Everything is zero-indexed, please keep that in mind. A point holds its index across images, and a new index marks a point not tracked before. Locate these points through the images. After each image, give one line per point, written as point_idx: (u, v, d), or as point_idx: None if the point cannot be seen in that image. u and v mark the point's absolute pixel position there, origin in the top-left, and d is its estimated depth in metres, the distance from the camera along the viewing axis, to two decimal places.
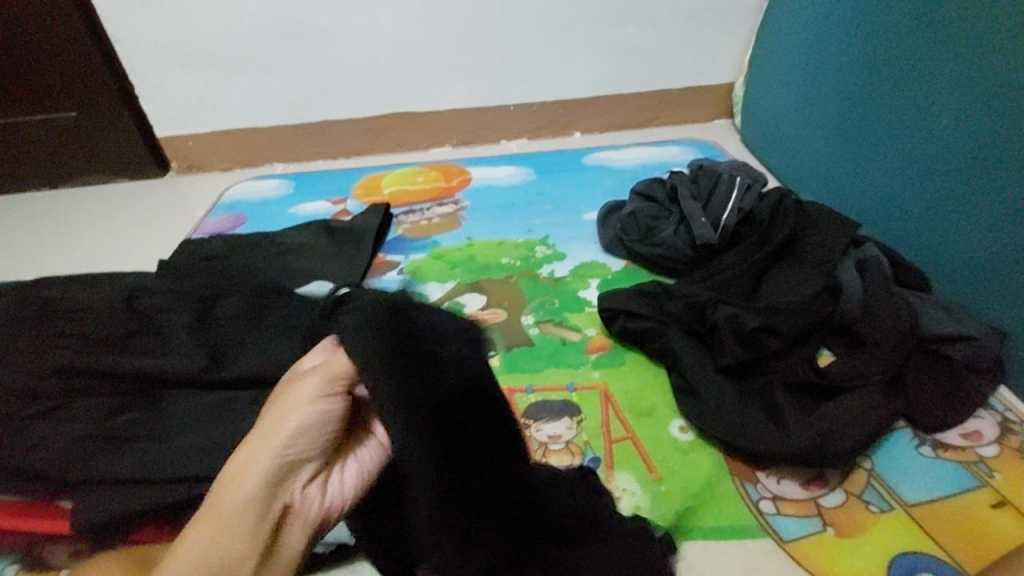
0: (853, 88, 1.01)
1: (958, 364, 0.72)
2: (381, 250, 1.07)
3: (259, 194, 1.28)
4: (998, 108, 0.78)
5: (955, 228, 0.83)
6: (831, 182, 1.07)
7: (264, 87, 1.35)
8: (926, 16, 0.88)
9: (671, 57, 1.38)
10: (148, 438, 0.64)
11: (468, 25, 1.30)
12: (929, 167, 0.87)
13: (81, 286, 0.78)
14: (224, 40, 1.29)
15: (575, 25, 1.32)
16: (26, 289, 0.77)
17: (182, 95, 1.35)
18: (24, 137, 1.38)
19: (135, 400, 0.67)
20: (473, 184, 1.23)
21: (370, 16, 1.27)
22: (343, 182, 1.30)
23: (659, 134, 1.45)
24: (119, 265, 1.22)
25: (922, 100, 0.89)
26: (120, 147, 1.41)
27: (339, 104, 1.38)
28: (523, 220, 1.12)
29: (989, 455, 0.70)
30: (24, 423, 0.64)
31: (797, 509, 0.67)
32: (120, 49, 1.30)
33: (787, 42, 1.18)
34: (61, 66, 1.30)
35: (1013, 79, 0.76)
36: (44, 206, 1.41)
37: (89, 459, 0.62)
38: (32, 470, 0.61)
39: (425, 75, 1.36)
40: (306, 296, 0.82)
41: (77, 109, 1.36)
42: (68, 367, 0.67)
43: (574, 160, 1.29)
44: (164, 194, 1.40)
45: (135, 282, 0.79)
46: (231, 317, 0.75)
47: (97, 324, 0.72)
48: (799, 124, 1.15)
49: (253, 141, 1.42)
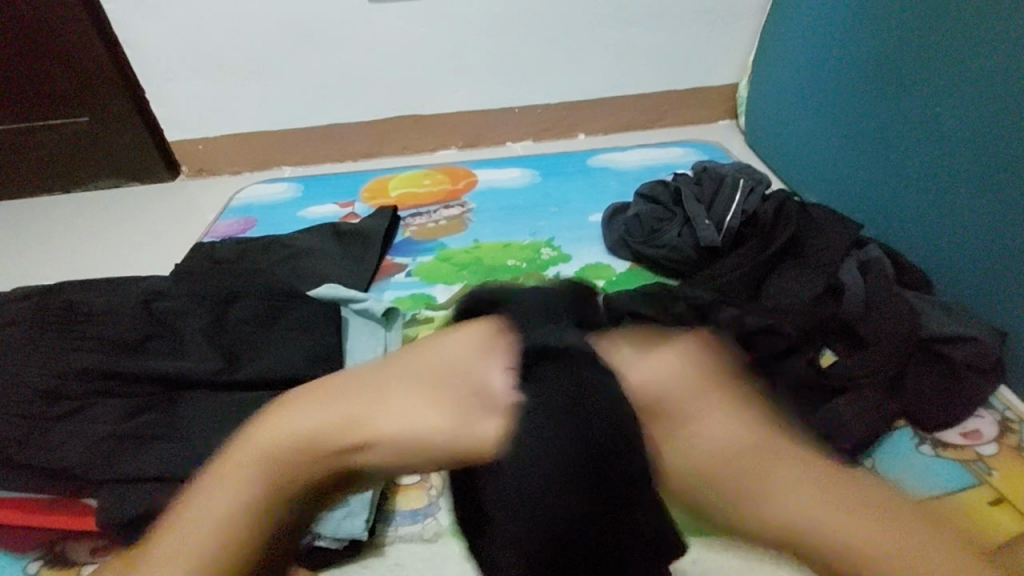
0: (857, 91, 1.02)
1: (957, 363, 0.73)
2: (389, 252, 1.08)
3: (268, 198, 1.30)
4: (996, 117, 0.79)
5: (953, 231, 0.85)
6: (832, 183, 1.08)
7: (272, 92, 1.37)
8: (927, 24, 0.89)
9: (675, 59, 1.39)
10: (167, 437, 0.66)
11: (472, 29, 1.32)
12: (929, 169, 0.88)
13: (99, 289, 0.80)
14: (233, 47, 1.31)
15: (580, 28, 1.33)
16: (46, 292, 0.79)
17: (192, 100, 1.38)
18: (36, 141, 1.41)
19: (155, 401, 0.69)
20: (479, 186, 1.25)
21: (376, 21, 1.29)
22: (352, 184, 1.32)
23: (663, 135, 1.46)
24: (131, 269, 1.24)
25: (923, 107, 0.90)
26: (131, 151, 1.43)
27: (346, 107, 1.40)
28: (528, 222, 1.13)
29: (988, 453, 0.71)
30: (48, 423, 0.66)
31: None
32: (132, 55, 1.32)
33: (790, 47, 1.19)
34: (73, 72, 1.33)
35: (1016, 83, 0.77)
36: (58, 210, 1.44)
37: (112, 458, 0.64)
38: (55, 469, 0.63)
39: (432, 78, 1.38)
40: (316, 298, 0.84)
41: (89, 114, 1.38)
42: (90, 369, 0.69)
43: (579, 162, 1.31)
44: (174, 198, 1.43)
45: (152, 285, 0.81)
46: (245, 319, 0.77)
47: (116, 327, 0.74)
48: (800, 128, 1.17)
49: (262, 144, 1.44)
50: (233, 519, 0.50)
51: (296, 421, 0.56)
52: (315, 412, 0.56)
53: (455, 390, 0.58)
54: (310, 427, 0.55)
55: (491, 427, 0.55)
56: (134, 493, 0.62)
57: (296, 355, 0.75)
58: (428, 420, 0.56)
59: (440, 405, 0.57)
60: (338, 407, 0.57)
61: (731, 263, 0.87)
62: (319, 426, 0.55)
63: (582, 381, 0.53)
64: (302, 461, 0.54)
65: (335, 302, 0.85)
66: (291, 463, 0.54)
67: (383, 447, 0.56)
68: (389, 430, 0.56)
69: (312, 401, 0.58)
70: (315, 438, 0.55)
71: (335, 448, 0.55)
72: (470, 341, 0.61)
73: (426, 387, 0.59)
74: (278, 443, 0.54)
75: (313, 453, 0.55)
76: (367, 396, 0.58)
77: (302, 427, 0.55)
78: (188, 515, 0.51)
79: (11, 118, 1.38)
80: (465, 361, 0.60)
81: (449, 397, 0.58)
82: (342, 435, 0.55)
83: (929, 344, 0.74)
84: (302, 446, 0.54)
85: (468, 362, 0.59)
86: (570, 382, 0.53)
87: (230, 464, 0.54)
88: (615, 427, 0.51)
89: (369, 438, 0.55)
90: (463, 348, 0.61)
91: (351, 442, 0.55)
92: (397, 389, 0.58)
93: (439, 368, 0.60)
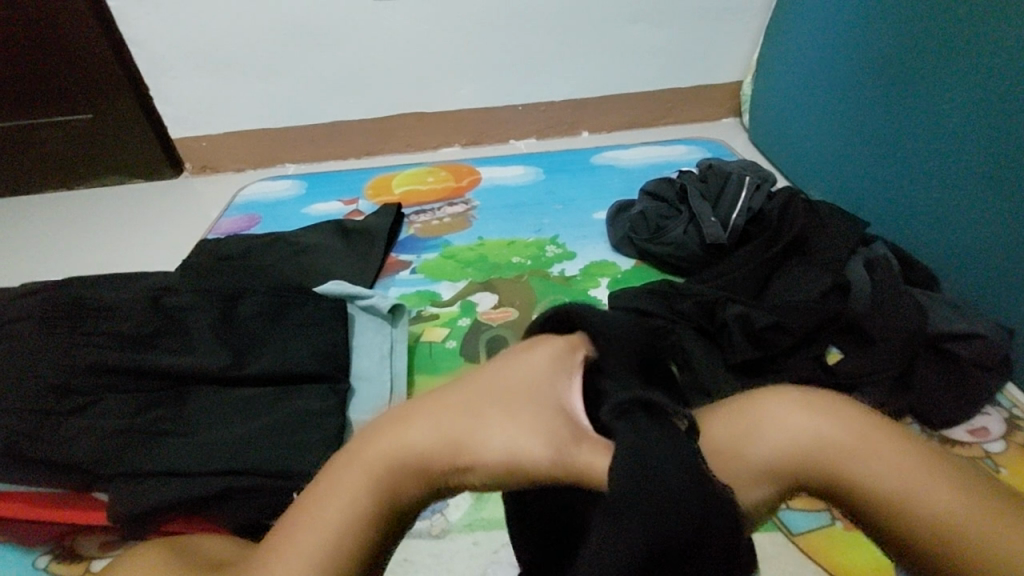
0: (863, 89, 1.02)
1: (964, 361, 0.73)
2: (394, 250, 1.09)
3: (272, 195, 1.30)
4: (1005, 115, 0.79)
5: (960, 229, 0.84)
6: (838, 182, 1.08)
7: (276, 89, 1.37)
8: (935, 23, 0.88)
9: (679, 57, 1.39)
10: (177, 433, 0.67)
11: (477, 27, 1.31)
12: (937, 167, 0.88)
13: (106, 286, 0.80)
14: (237, 44, 1.31)
15: (585, 26, 1.33)
16: (54, 288, 0.79)
17: (197, 97, 1.38)
18: (40, 138, 1.41)
19: (165, 396, 0.69)
20: (483, 184, 1.25)
21: (380, 18, 1.29)
22: (356, 182, 1.32)
23: (667, 133, 1.46)
24: (137, 265, 1.24)
25: (930, 105, 0.89)
26: (135, 148, 1.43)
27: (349, 104, 1.40)
28: (532, 219, 1.13)
29: (996, 451, 0.71)
30: (59, 417, 0.66)
31: (807, 503, 0.66)
32: (136, 52, 1.32)
33: (796, 45, 1.19)
34: (78, 68, 1.33)
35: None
36: (62, 207, 1.44)
37: (122, 453, 0.64)
38: (65, 463, 0.63)
39: (436, 76, 1.38)
40: (322, 294, 0.84)
41: (93, 111, 1.38)
42: (99, 364, 0.69)
43: (583, 160, 1.31)
44: (177, 195, 1.42)
45: (159, 281, 0.81)
46: (252, 315, 0.78)
47: (125, 322, 0.74)
48: (805, 128, 1.16)
49: (266, 142, 1.44)
50: (314, 548, 0.43)
51: (412, 433, 0.46)
52: (434, 425, 0.46)
53: (547, 395, 0.46)
54: (421, 446, 0.45)
55: (589, 451, 0.42)
56: (142, 488, 0.62)
57: (303, 351, 0.75)
58: (530, 441, 0.43)
59: (538, 430, 0.43)
60: (451, 418, 0.46)
61: (737, 261, 0.87)
62: (415, 447, 0.45)
63: (683, 459, 0.39)
64: (381, 489, 0.45)
65: (342, 299, 0.85)
66: (394, 485, 0.45)
67: (480, 470, 0.44)
68: (488, 453, 0.44)
69: (400, 427, 0.47)
70: (394, 461, 0.45)
71: (418, 471, 0.45)
72: (541, 360, 0.48)
73: (513, 398, 0.46)
74: (385, 460, 0.46)
75: (423, 468, 0.45)
76: (459, 405, 0.46)
77: (413, 446, 0.45)
78: (278, 533, 0.46)
79: (16, 114, 1.38)
80: (539, 381, 0.46)
81: (542, 415, 0.44)
82: (443, 452, 0.45)
83: (934, 341, 0.74)
84: (415, 468, 0.45)
85: (547, 375, 0.47)
86: (653, 463, 0.38)
87: (337, 479, 0.46)
88: (704, 524, 0.38)
89: (470, 460, 0.44)
90: (538, 358, 0.48)
91: (439, 461, 0.45)
92: (488, 394, 0.47)
93: (517, 379, 0.47)
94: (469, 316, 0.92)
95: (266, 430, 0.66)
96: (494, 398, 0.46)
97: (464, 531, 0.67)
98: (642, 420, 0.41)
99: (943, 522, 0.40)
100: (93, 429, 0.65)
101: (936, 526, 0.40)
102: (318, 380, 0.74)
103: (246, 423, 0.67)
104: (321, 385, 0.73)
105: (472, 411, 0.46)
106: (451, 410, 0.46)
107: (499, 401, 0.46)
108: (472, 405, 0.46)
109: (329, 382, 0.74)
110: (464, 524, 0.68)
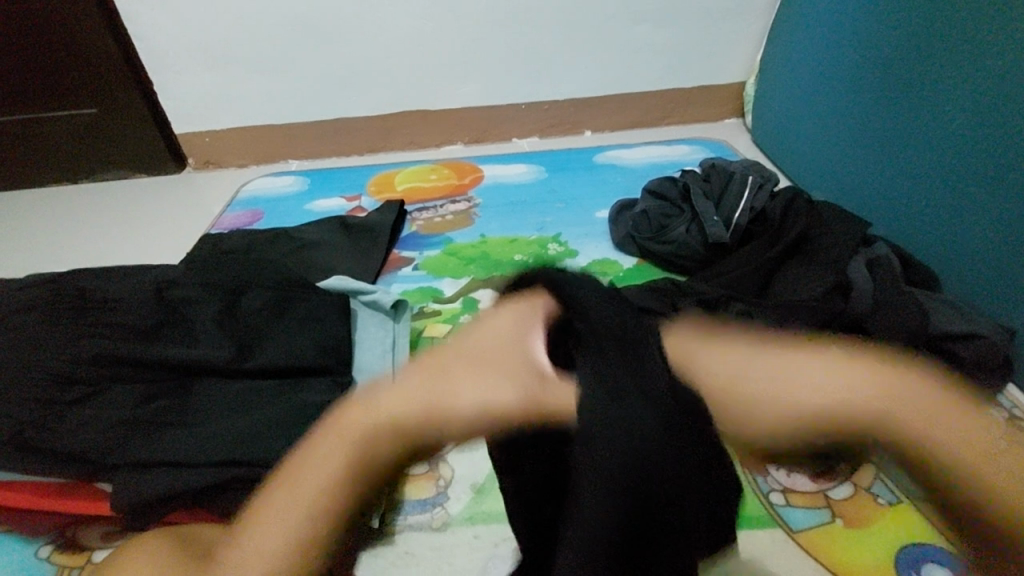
0: (871, 87, 1.01)
1: (966, 361, 0.73)
2: (396, 246, 1.09)
3: (275, 190, 1.31)
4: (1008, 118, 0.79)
5: (965, 227, 0.84)
6: (842, 183, 1.08)
7: (279, 85, 1.37)
8: (938, 25, 0.88)
9: (682, 57, 1.40)
10: (181, 424, 0.67)
11: (480, 25, 1.32)
12: (944, 165, 0.88)
13: (111, 278, 0.81)
14: (241, 40, 1.31)
15: (588, 25, 1.33)
16: (60, 279, 0.79)
17: (201, 93, 1.38)
18: (45, 133, 1.41)
19: (169, 387, 0.69)
20: (486, 182, 1.25)
21: (384, 15, 1.29)
22: (359, 178, 1.32)
23: (669, 133, 1.47)
24: (139, 259, 1.25)
25: (933, 107, 0.89)
26: (139, 143, 1.44)
27: (352, 101, 1.40)
28: (535, 218, 1.13)
29: None
30: (63, 409, 0.66)
31: (807, 500, 0.67)
32: (141, 48, 1.32)
33: (799, 46, 1.19)
34: (82, 63, 1.33)
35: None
36: (66, 201, 1.44)
37: (127, 443, 0.64)
38: (69, 453, 0.64)
39: (440, 73, 1.38)
40: (325, 289, 0.84)
41: (98, 105, 1.38)
42: (104, 355, 0.69)
43: (585, 159, 1.31)
44: (180, 190, 1.43)
45: (164, 273, 0.82)
46: (256, 308, 0.78)
47: (130, 315, 0.74)
48: (808, 128, 1.17)
49: (269, 138, 1.44)
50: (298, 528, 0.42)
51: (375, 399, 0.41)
52: (397, 389, 0.41)
53: (516, 352, 0.39)
54: (390, 414, 0.40)
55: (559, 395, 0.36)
56: (145, 478, 0.63)
57: (306, 345, 0.75)
58: (498, 394, 0.38)
59: (507, 383, 0.38)
60: (416, 385, 0.40)
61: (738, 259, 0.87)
62: (381, 416, 0.40)
63: (652, 401, 0.34)
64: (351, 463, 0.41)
65: (344, 293, 0.86)
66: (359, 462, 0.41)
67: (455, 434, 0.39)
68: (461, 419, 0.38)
69: (366, 395, 0.42)
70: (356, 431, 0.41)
71: (388, 439, 0.40)
72: (506, 324, 0.40)
73: (484, 364, 0.39)
74: (348, 429, 0.41)
75: (392, 437, 0.40)
76: (425, 366, 0.41)
77: (381, 412, 0.40)
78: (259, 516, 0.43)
79: (21, 109, 1.38)
80: (509, 334, 0.40)
81: (510, 367, 0.38)
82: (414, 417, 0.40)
83: (935, 342, 0.74)
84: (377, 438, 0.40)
85: (518, 326, 0.40)
86: (620, 407, 0.33)
87: (310, 451, 0.43)
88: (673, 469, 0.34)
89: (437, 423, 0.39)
90: (506, 315, 0.40)
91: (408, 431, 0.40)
92: (457, 359, 0.40)
93: (488, 342, 0.40)
94: (471, 312, 0.93)
95: (269, 422, 0.66)
96: (462, 356, 0.41)
97: (465, 525, 0.67)
98: (610, 354, 0.35)
99: (987, 490, 0.35)
100: (98, 420, 0.65)
101: (989, 495, 0.35)
102: (320, 373, 0.74)
103: (249, 415, 0.67)
104: (323, 379, 0.73)
105: (437, 371, 0.40)
106: (416, 371, 0.41)
107: (467, 358, 0.40)
108: (436, 364, 0.41)
109: (332, 376, 0.74)
110: (466, 517, 0.68)
